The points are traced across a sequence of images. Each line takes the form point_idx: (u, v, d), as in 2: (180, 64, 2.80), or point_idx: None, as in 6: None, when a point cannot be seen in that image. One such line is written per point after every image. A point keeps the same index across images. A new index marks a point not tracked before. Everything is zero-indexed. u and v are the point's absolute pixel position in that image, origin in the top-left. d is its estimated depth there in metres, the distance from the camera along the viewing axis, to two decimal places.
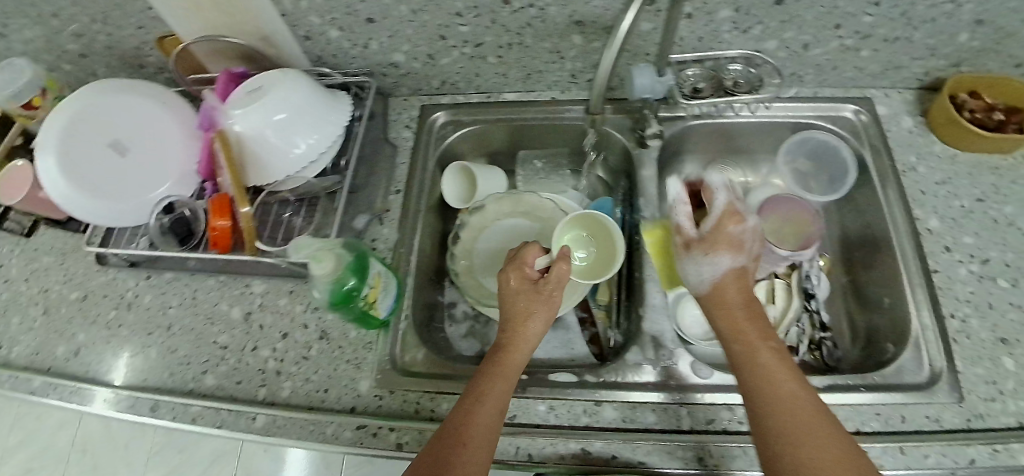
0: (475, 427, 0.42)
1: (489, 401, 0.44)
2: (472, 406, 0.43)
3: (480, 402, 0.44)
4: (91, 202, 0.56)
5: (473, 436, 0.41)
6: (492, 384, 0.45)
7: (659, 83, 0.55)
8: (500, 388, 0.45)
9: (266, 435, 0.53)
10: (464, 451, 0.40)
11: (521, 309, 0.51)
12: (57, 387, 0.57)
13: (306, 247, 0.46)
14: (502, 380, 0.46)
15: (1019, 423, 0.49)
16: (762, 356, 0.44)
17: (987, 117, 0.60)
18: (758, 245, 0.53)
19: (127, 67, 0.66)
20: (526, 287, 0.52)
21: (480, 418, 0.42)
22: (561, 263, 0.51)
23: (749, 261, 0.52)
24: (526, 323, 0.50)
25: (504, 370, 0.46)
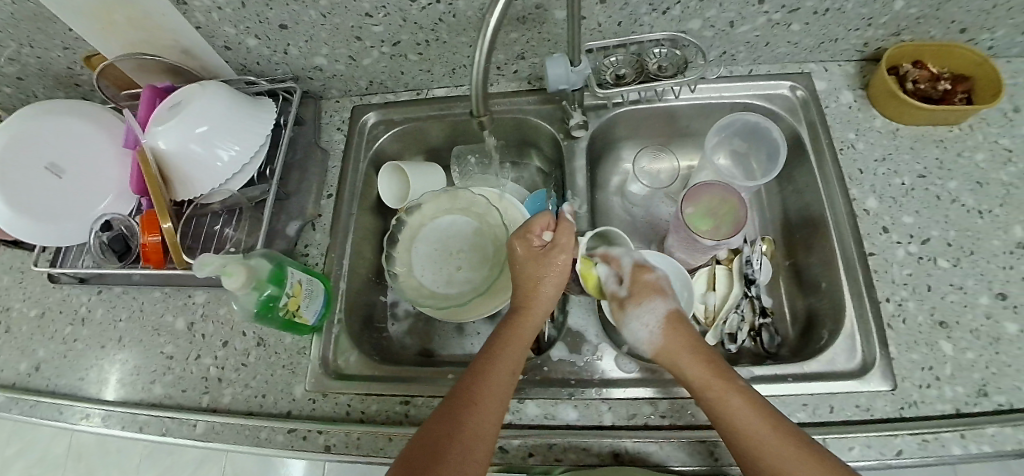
0: (485, 400, 0.43)
1: (498, 374, 0.45)
2: (481, 378, 0.44)
3: (489, 374, 0.45)
4: (31, 224, 0.58)
5: (482, 410, 0.42)
6: (500, 357, 0.46)
7: (574, 73, 0.54)
8: (511, 361, 0.46)
9: (206, 440, 0.55)
10: (471, 424, 0.41)
11: (529, 277, 0.51)
12: (18, 402, 0.61)
13: (212, 263, 0.45)
14: (514, 345, 0.48)
15: (954, 410, 0.48)
16: (733, 403, 0.42)
17: (931, 88, 0.57)
18: (672, 287, 0.53)
19: (62, 87, 0.67)
20: (535, 253, 0.52)
21: (491, 394, 0.43)
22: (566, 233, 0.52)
23: (676, 304, 0.51)
24: (537, 288, 0.51)
25: (515, 343, 0.48)
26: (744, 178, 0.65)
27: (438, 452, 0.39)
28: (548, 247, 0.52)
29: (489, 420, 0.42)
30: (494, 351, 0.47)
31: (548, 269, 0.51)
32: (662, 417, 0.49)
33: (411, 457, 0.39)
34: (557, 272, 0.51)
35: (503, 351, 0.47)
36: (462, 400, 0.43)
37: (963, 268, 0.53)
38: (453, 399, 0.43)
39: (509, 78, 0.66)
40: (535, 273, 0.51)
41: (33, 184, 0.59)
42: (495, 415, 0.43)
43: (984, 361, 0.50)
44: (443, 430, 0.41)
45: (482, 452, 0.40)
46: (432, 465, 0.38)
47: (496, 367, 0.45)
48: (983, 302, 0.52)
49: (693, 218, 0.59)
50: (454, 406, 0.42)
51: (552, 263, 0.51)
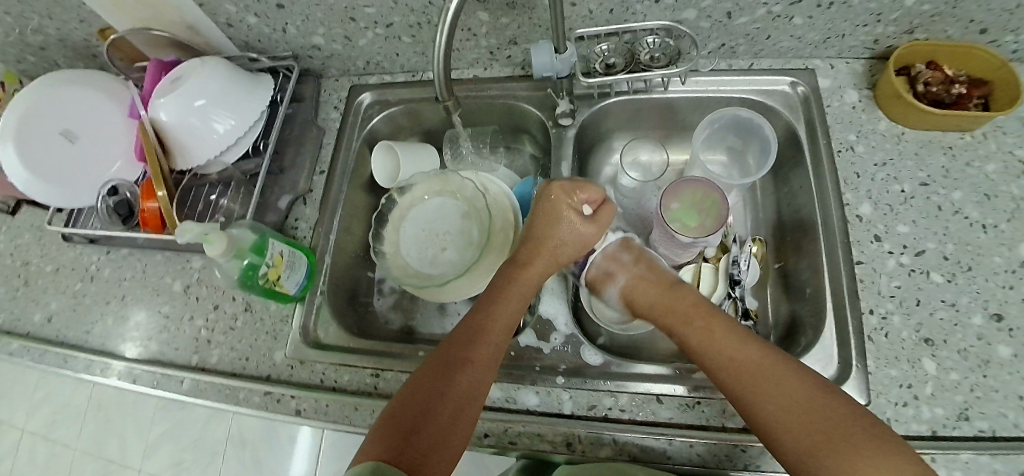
0: (477, 362, 0.45)
1: (489, 336, 0.47)
2: (472, 339, 0.46)
3: (479, 335, 0.47)
4: (50, 187, 0.62)
5: (474, 370, 0.45)
6: (494, 323, 0.48)
7: (558, 61, 0.53)
8: (503, 323, 0.48)
9: (191, 396, 0.58)
10: (461, 384, 0.44)
11: (551, 242, 0.53)
12: (30, 349, 0.66)
13: (192, 233, 0.48)
14: (509, 312, 0.49)
15: (930, 432, 0.45)
16: (691, 337, 0.47)
17: (943, 91, 0.54)
18: (624, 256, 0.57)
19: (82, 57, 0.71)
20: (561, 220, 0.53)
21: (482, 355, 0.46)
22: (609, 210, 0.55)
23: (631, 271, 0.56)
24: (555, 256, 0.53)
25: (511, 304, 0.50)
26: (741, 177, 0.64)
27: (426, 412, 0.42)
28: (585, 219, 0.54)
29: (478, 380, 0.45)
30: (487, 316, 0.48)
31: (575, 241, 0.54)
32: (622, 411, 0.49)
33: (395, 416, 0.42)
34: (582, 247, 0.55)
35: (495, 310, 0.49)
36: (454, 359, 0.45)
37: (958, 284, 0.50)
38: (441, 356, 0.46)
39: (503, 62, 0.66)
40: (560, 242, 0.53)
41: (51, 150, 0.63)
42: (484, 375, 0.45)
43: (970, 383, 0.47)
44: (431, 388, 0.43)
45: (470, 410, 0.43)
46: (419, 425, 0.41)
47: (489, 329, 0.47)
48: (975, 322, 0.49)
49: (672, 214, 0.58)
50: (444, 364, 0.45)
51: (578, 237, 0.54)
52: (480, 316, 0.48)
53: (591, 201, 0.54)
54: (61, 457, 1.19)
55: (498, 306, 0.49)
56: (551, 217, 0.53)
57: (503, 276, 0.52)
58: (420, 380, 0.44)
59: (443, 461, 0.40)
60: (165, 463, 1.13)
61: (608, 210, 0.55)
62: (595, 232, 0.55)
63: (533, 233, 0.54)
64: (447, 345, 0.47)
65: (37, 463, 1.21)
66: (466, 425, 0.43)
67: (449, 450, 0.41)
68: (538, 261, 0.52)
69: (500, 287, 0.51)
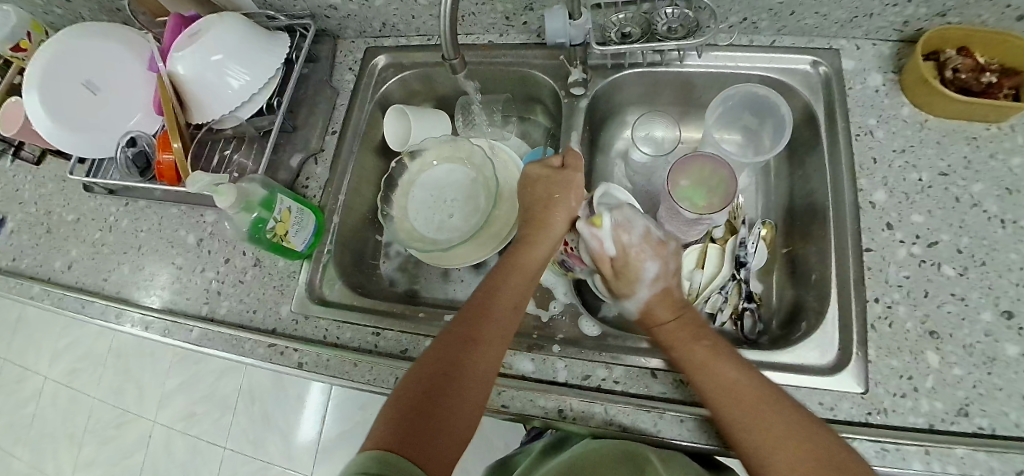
0: (486, 342, 0.45)
1: (495, 315, 0.46)
2: (479, 319, 0.46)
3: (486, 315, 0.46)
4: (71, 136, 0.64)
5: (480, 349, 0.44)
6: (499, 297, 0.48)
7: (572, 27, 0.54)
8: (510, 299, 0.48)
9: (200, 345, 0.61)
10: (471, 365, 0.43)
11: (542, 204, 0.52)
12: (50, 294, 0.69)
13: (202, 182, 0.50)
14: (513, 287, 0.49)
15: (926, 424, 0.45)
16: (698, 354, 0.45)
17: (973, 80, 0.52)
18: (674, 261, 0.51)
19: (105, 10, 0.72)
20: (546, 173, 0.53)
21: (489, 335, 0.45)
22: (575, 160, 0.54)
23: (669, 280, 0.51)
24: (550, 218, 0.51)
25: (515, 280, 0.49)
26: (754, 155, 0.64)
27: (435, 395, 0.41)
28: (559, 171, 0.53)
29: (486, 362, 0.44)
30: (491, 290, 0.48)
31: (559, 195, 0.52)
32: (616, 383, 0.49)
33: (403, 401, 0.41)
34: (569, 199, 0.52)
35: (502, 289, 0.48)
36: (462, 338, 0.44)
37: (970, 278, 0.49)
38: (450, 337, 0.45)
39: (519, 29, 0.65)
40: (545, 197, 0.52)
41: (75, 100, 0.64)
42: (493, 358, 0.45)
43: (973, 379, 0.46)
44: (441, 371, 0.42)
45: (478, 393, 0.43)
46: (429, 409, 0.40)
47: (497, 304, 0.47)
48: (984, 317, 0.47)
49: (683, 193, 0.57)
50: (452, 347, 0.44)
51: (562, 187, 0.52)
52: (486, 299, 0.48)
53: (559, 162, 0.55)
54: (81, 404, 1.25)
55: (505, 285, 0.48)
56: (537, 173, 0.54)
57: (508, 256, 0.51)
58: (429, 363, 0.44)
59: (453, 444, 0.40)
60: (177, 416, 1.18)
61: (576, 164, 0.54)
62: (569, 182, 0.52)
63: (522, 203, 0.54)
64: (453, 328, 0.46)
65: (59, 408, 1.27)
66: (476, 406, 0.43)
67: (459, 434, 0.41)
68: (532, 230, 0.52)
69: (504, 268, 0.50)
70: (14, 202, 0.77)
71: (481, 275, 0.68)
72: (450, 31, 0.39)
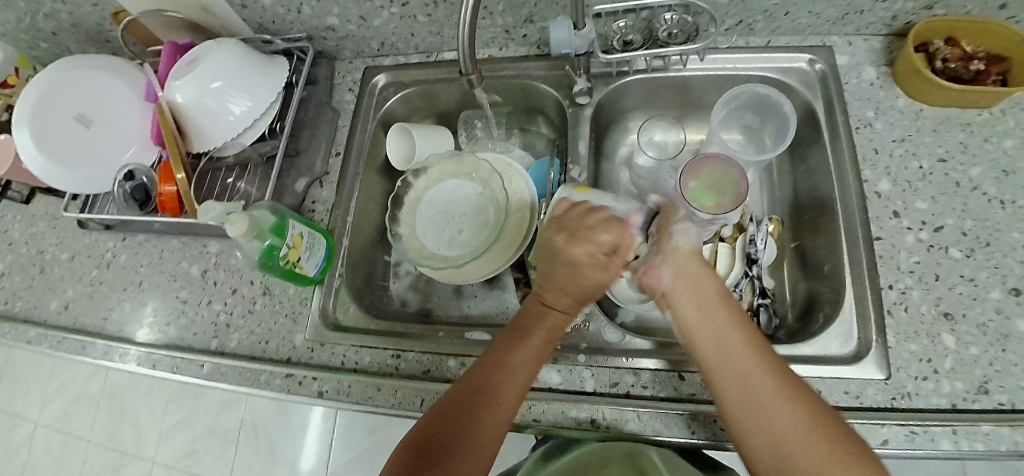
0: (501, 402, 0.42)
1: (517, 376, 0.43)
2: (497, 376, 0.43)
3: (508, 374, 0.43)
4: (64, 172, 0.61)
5: (496, 412, 0.42)
6: (522, 354, 0.44)
7: (577, 37, 0.55)
8: (532, 359, 0.44)
9: (211, 380, 0.58)
10: (484, 425, 0.41)
11: (580, 290, 0.46)
12: (48, 336, 0.66)
13: (214, 211, 0.50)
14: (537, 345, 0.45)
15: (950, 405, 0.46)
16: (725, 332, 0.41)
17: (962, 68, 0.55)
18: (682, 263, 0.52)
19: (93, 42, 0.70)
20: (584, 255, 0.45)
21: (507, 395, 0.42)
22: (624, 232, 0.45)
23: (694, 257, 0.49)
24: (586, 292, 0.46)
25: (539, 342, 0.45)
26: (755, 153, 0.65)
27: (447, 449, 0.40)
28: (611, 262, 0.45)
29: (500, 420, 0.42)
30: (515, 347, 0.44)
31: (596, 289, 0.46)
32: (644, 388, 0.49)
33: (418, 449, 0.41)
34: (602, 291, 0.47)
35: (524, 347, 0.44)
36: (478, 395, 0.42)
37: (977, 259, 0.50)
38: (466, 391, 0.43)
39: (518, 42, 0.65)
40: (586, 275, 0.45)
41: (67, 135, 0.63)
42: (508, 416, 0.43)
43: (989, 358, 0.47)
44: (454, 425, 0.41)
45: (491, 447, 0.42)
46: (440, 461, 0.40)
47: (516, 364, 0.43)
48: (994, 296, 0.49)
49: (697, 194, 0.58)
50: (466, 403, 0.42)
51: (599, 271, 0.45)
52: (506, 352, 0.44)
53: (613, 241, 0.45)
54: (75, 448, 1.20)
55: (525, 343, 0.45)
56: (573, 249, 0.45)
57: (535, 313, 0.47)
58: (444, 410, 0.43)
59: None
60: (178, 452, 1.13)
61: (632, 247, 0.45)
62: (609, 277, 0.46)
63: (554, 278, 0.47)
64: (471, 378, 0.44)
65: (52, 453, 1.22)
66: (487, 462, 0.42)
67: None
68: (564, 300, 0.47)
69: (526, 324, 0.46)
70: (3, 244, 0.74)
71: (495, 288, 0.67)
72: (468, 41, 0.40)
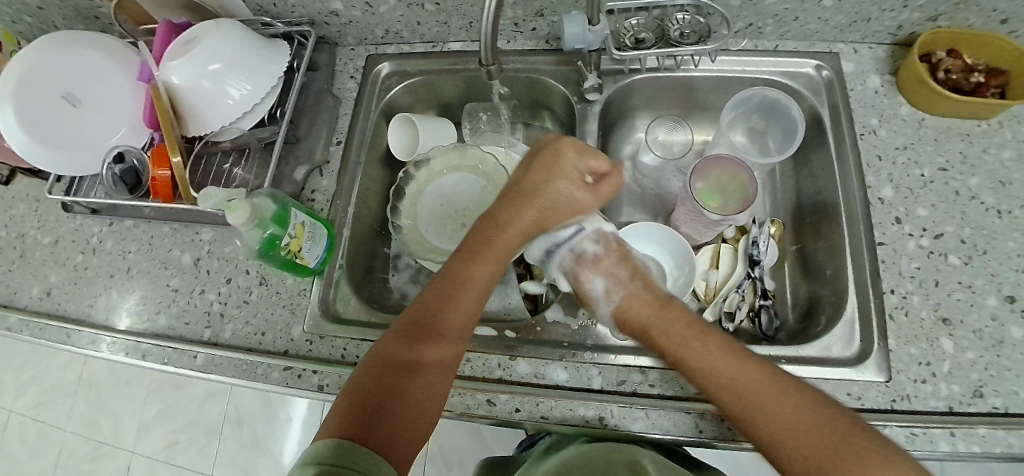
0: (447, 334, 0.42)
1: (461, 304, 0.43)
2: (444, 308, 0.43)
3: (452, 303, 0.43)
4: (49, 152, 0.58)
5: (443, 344, 0.42)
6: (468, 283, 0.44)
7: (590, 33, 0.54)
8: (478, 291, 0.44)
9: (204, 371, 0.56)
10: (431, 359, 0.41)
11: (553, 211, 0.46)
12: (28, 324, 0.63)
13: (215, 198, 0.48)
14: (484, 272, 0.45)
15: (946, 408, 0.47)
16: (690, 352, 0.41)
17: (963, 79, 0.55)
18: (625, 265, 0.48)
19: (82, 18, 0.67)
20: (557, 176, 0.46)
21: (452, 327, 0.43)
22: (615, 177, 0.48)
23: (631, 285, 0.47)
24: (548, 218, 0.46)
25: (486, 273, 0.45)
26: (759, 155, 0.66)
27: (394, 390, 0.38)
28: (596, 188, 0.47)
29: (449, 355, 0.42)
30: (459, 277, 0.44)
31: (570, 212, 0.47)
32: (651, 387, 0.49)
33: (359, 394, 0.38)
34: (574, 214, 0.47)
35: (471, 276, 0.44)
36: (424, 327, 0.42)
37: (974, 266, 0.52)
38: (410, 330, 0.42)
39: (527, 35, 0.64)
40: (553, 200, 0.46)
41: (53, 113, 0.60)
42: (455, 350, 0.43)
43: (984, 362, 0.48)
44: (399, 362, 0.40)
45: (440, 384, 0.41)
46: (386, 405, 0.37)
47: (461, 295, 0.43)
48: (990, 303, 0.50)
49: (704, 194, 0.58)
50: (410, 339, 0.41)
51: (574, 200, 0.47)
52: (450, 282, 0.44)
53: (597, 171, 0.48)
54: (50, 440, 1.15)
55: (471, 277, 0.44)
56: (551, 170, 0.47)
57: (477, 236, 0.46)
58: (385, 353, 0.40)
59: (414, 436, 0.38)
60: (158, 445, 1.10)
61: (617, 179, 0.48)
62: (591, 202, 0.48)
63: (523, 196, 0.46)
64: (414, 316, 0.42)
65: (25, 445, 1.17)
66: (436, 399, 0.41)
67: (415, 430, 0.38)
68: (524, 217, 0.46)
69: (471, 254, 0.45)
70: None
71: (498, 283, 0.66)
72: (490, 19, 0.39)
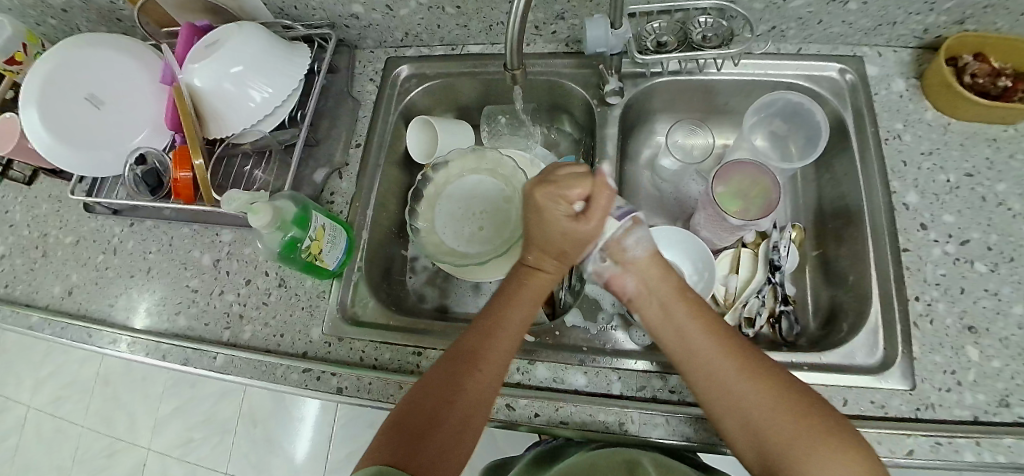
0: (487, 366, 0.42)
1: (502, 337, 0.44)
2: (485, 340, 0.43)
3: (493, 335, 0.43)
4: (72, 152, 0.59)
5: (483, 376, 0.42)
6: (509, 315, 0.45)
7: (612, 36, 0.53)
8: (518, 324, 0.45)
9: (224, 372, 0.57)
10: (470, 391, 0.41)
11: (554, 246, 0.45)
12: (50, 323, 0.63)
13: (237, 201, 0.48)
14: (523, 305, 0.46)
15: (972, 417, 0.46)
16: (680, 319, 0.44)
17: (989, 84, 0.54)
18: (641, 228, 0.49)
19: (105, 21, 0.68)
20: (550, 216, 0.43)
21: (494, 359, 0.43)
22: (605, 193, 0.43)
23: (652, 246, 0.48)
24: (560, 256, 0.46)
25: (525, 308, 0.45)
26: (780, 159, 0.65)
27: (432, 421, 0.39)
28: (582, 219, 0.43)
29: (489, 385, 0.42)
30: (501, 309, 0.45)
31: (571, 243, 0.44)
32: (672, 393, 0.49)
33: (401, 421, 0.39)
34: (582, 246, 0.45)
35: (511, 310, 0.45)
36: (465, 357, 0.42)
37: (1001, 274, 0.51)
38: (450, 361, 0.43)
39: (546, 38, 0.64)
40: (554, 244, 0.44)
41: (76, 114, 0.60)
42: (495, 383, 0.43)
43: (1011, 371, 0.47)
44: (438, 394, 0.40)
45: (480, 415, 0.41)
46: (425, 434, 0.38)
47: (501, 328, 0.44)
48: (1018, 311, 0.49)
49: (726, 198, 0.58)
50: (451, 368, 0.42)
51: (571, 237, 0.44)
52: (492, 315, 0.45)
53: (584, 196, 0.43)
54: (66, 435, 1.17)
55: (510, 311, 0.45)
56: (541, 216, 0.44)
57: (517, 276, 0.48)
58: (430, 380, 0.42)
59: (451, 466, 0.38)
60: (172, 442, 1.11)
61: (604, 201, 0.43)
62: (592, 231, 0.44)
63: (528, 237, 0.46)
64: (454, 350, 0.43)
65: (42, 440, 1.19)
66: (475, 429, 0.41)
67: (454, 459, 0.39)
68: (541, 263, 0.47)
69: (513, 290, 0.46)
70: (4, 225, 0.72)
71: None
72: (518, 20, 0.39)
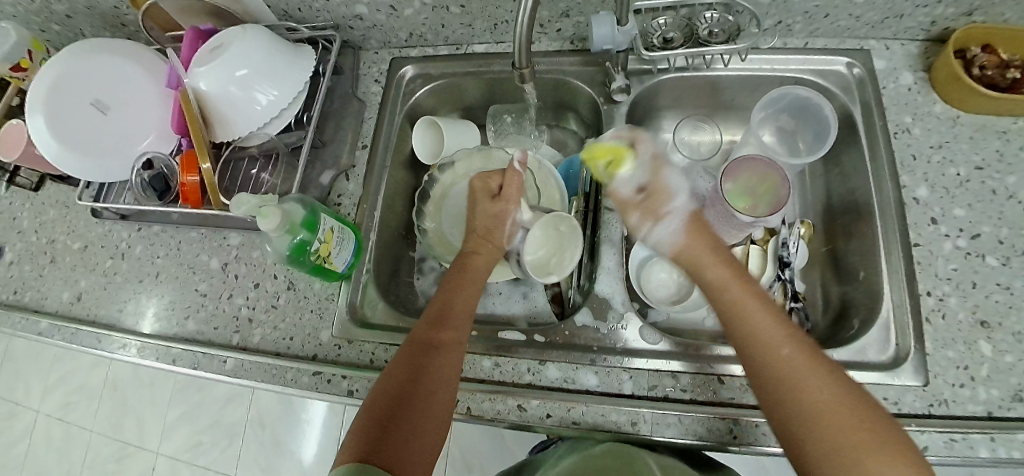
0: (447, 346, 0.45)
1: (454, 317, 0.47)
2: (438, 325, 0.46)
3: (445, 319, 0.47)
4: (79, 159, 0.59)
5: (443, 354, 0.44)
6: (455, 301, 0.49)
7: (619, 33, 0.53)
8: (466, 306, 0.49)
9: (233, 376, 0.57)
10: (434, 371, 0.43)
11: (482, 227, 0.54)
12: (60, 329, 0.64)
13: (247, 204, 0.47)
14: (468, 286, 0.50)
15: (986, 412, 0.46)
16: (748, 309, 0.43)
17: (998, 76, 0.54)
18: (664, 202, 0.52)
19: (110, 26, 0.68)
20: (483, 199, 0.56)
21: (450, 339, 0.46)
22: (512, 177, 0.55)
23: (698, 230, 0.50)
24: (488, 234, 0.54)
25: (468, 290, 0.50)
26: (787, 155, 0.65)
27: (402, 403, 0.41)
28: (493, 200, 0.55)
29: (451, 364, 0.44)
30: (448, 295, 0.49)
31: (493, 220, 0.54)
32: (683, 391, 0.49)
33: (376, 411, 0.41)
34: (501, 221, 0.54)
35: (460, 295, 0.49)
36: (426, 344, 0.45)
37: (1013, 268, 0.50)
38: (410, 350, 0.45)
39: (552, 36, 0.64)
40: (480, 224, 0.54)
41: (82, 120, 0.60)
42: (456, 361, 0.45)
43: None
44: (404, 380, 0.43)
45: (448, 391, 0.44)
46: (395, 416, 0.40)
47: (453, 312, 0.48)
48: None
49: (734, 195, 0.58)
50: (412, 357, 0.44)
51: (493, 214, 0.54)
52: (442, 304, 0.48)
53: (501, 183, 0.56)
54: (76, 439, 1.17)
55: (457, 296, 0.49)
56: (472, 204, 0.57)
57: (457, 266, 0.53)
58: (396, 370, 0.44)
59: (423, 446, 0.40)
60: (181, 445, 1.11)
61: (513, 182, 0.55)
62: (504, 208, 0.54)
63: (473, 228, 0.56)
64: (413, 341, 0.46)
65: (53, 444, 1.19)
66: (446, 404, 0.43)
67: (428, 437, 0.41)
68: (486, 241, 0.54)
69: (459, 281, 0.51)
70: (12, 231, 0.72)
71: (522, 283, 0.65)
72: (526, 18, 0.39)
